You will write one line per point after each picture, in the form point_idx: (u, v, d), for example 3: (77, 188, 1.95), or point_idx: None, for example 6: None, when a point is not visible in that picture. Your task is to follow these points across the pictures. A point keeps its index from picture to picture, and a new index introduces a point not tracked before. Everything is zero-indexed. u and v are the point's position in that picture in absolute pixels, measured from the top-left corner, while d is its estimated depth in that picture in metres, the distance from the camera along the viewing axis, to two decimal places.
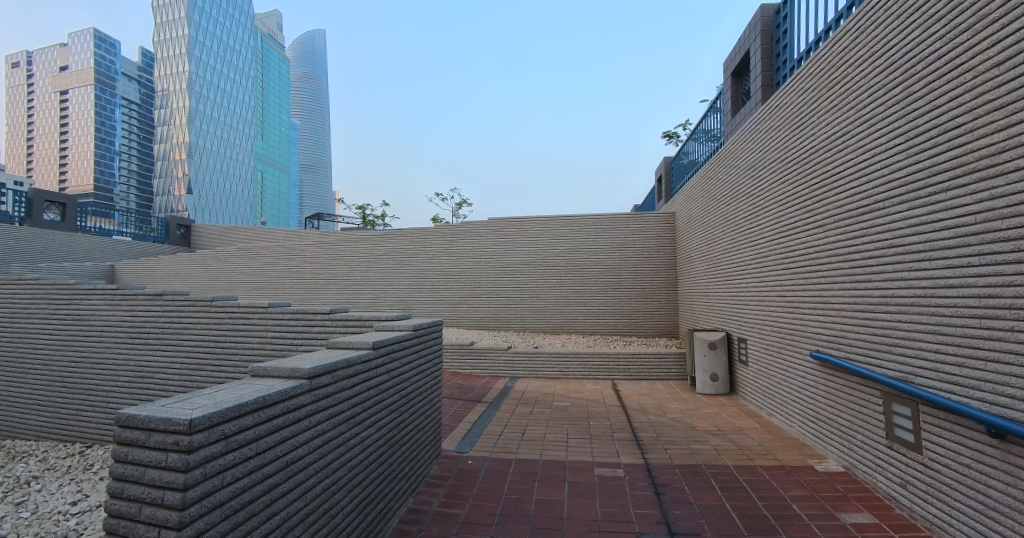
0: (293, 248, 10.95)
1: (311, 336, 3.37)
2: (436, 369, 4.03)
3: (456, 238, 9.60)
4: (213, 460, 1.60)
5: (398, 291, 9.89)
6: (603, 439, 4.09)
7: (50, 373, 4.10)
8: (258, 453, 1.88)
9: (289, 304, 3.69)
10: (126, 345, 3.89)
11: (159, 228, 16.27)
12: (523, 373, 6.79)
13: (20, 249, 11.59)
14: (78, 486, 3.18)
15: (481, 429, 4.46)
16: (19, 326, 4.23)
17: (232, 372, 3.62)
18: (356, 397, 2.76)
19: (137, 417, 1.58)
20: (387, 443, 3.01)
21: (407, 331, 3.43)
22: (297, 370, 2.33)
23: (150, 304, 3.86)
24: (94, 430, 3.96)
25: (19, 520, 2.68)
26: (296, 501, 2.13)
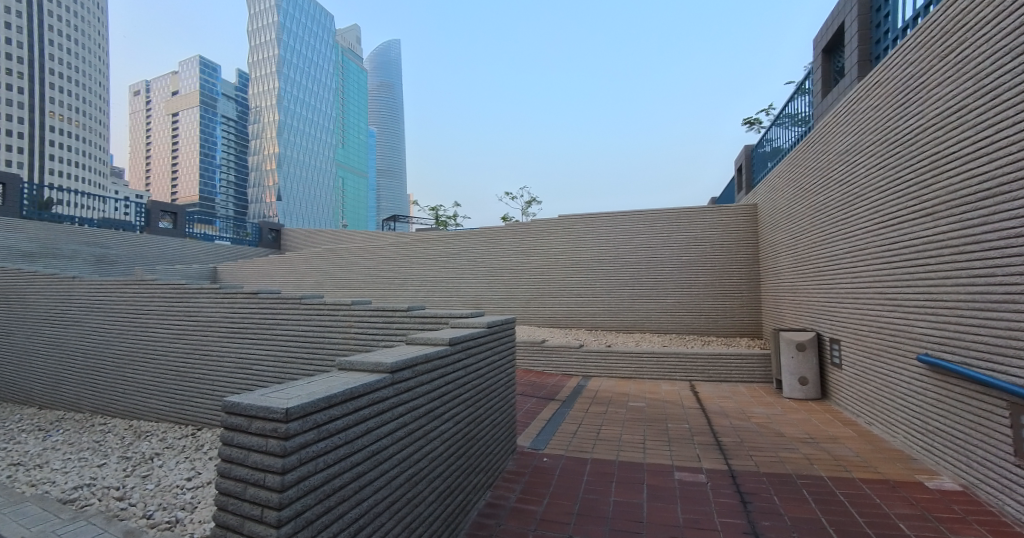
0: (372, 249, 11.55)
1: (391, 332, 3.52)
2: (510, 365, 4.05)
3: (525, 235, 9.73)
4: (307, 447, 1.73)
5: (470, 289, 10.18)
6: (682, 443, 3.91)
7: (167, 362, 4.57)
8: (347, 441, 2.00)
9: (369, 302, 3.88)
10: (228, 339, 4.27)
11: (253, 233, 17.91)
12: (596, 372, 6.68)
13: (141, 254, 13.06)
14: (191, 463, 3.49)
15: (555, 427, 4.43)
16: (140, 322, 4.77)
17: (320, 365, 3.86)
18: (434, 391, 2.85)
19: (242, 404, 1.75)
20: (466, 437, 3.06)
21: (481, 328, 3.49)
22: (381, 364, 2.44)
23: (248, 301, 4.21)
24: (201, 416, 4.38)
25: (147, 492, 2.99)
26: (382, 488, 2.24)
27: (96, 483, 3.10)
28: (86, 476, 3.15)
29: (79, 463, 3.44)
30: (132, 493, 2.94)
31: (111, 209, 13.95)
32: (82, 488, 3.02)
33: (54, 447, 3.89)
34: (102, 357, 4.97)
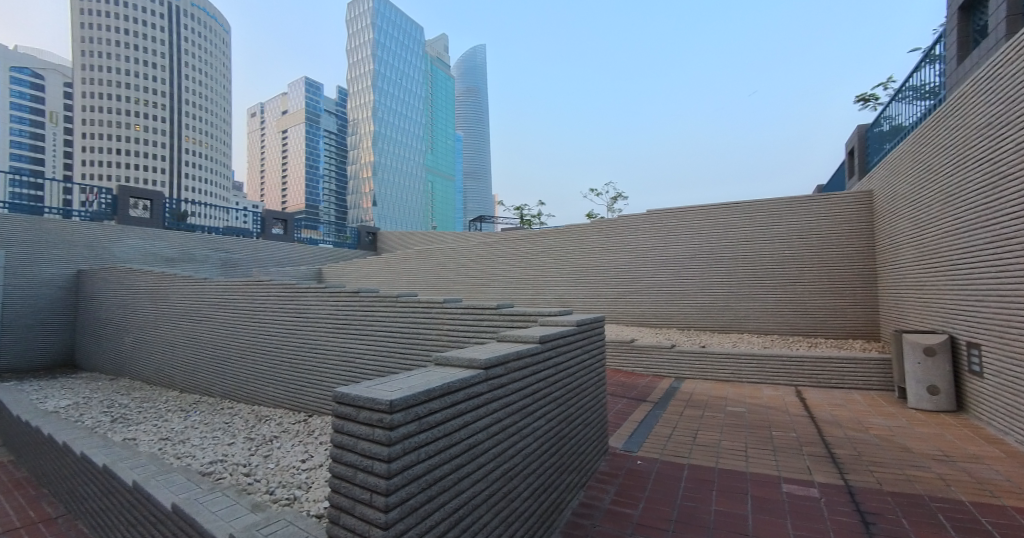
0: (462, 249, 12.17)
1: (481, 329, 3.63)
2: (600, 365, 3.99)
3: (614, 232, 9.81)
4: (410, 437, 1.95)
5: (559, 287, 10.48)
6: (790, 453, 3.61)
7: (280, 355, 5.07)
8: (445, 433, 2.18)
9: (460, 300, 4.03)
10: (330, 335, 4.65)
11: (353, 236, 19.52)
12: (690, 373, 6.47)
13: (259, 257, 14.39)
14: (304, 446, 3.80)
15: (648, 429, 4.31)
16: (258, 317, 5.33)
17: (415, 359, 4.05)
18: (527, 388, 2.90)
19: (353, 395, 2.03)
20: (558, 436, 3.08)
21: (571, 326, 3.49)
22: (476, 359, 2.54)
23: (350, 299, 4.56)
24: (308, 405, 4.78)
25: (268, 470, 3.29)
26: (480, 481, 2.36)
27: (227, 459, 3.47)
28: (219, 452, 3.53)
29: (214, 440, 3.87)
30: (257, 470, 3.26)
31: (234, 218, 15.72)
32: (216, 462, 3.40)
33: (194, 425, 4.40)
34: (229, 348, 5.62)
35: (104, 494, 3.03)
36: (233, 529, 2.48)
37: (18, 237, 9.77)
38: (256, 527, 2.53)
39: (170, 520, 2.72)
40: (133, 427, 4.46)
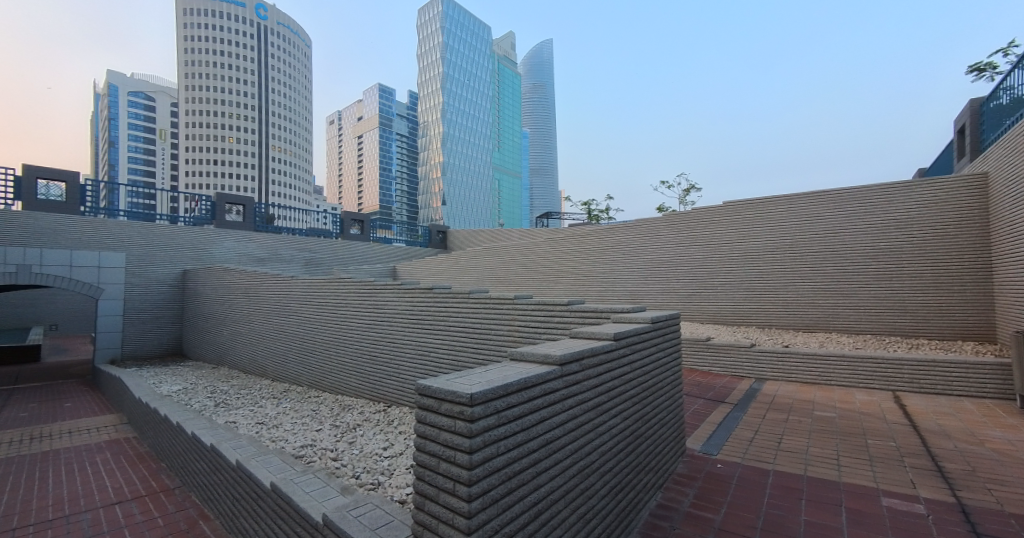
0: (531, 247, 12.48)
1: (552, 326, 3.69)
2: (675, 364, 3.95)
3: (687, 226, 9.59)
4: (489, 430, 2.06)
5: (628, 283, 10.43)
6: (888, 464, 3.36)
7: (358, 347, 5.41)
8: (523, 428, 2.27)
9: (530, 297, 4.09)
10: (404, 330, 4.90)
11: (424, 235, 20.16)
12: (772, 374, 6.24)
13: (340, 258, 15.34)
14: (384, 435, 4.01)
15: (727, 431, 4.21)
16: (340, 312, 5.73)
17: (489, 354, 4.14)
18: (602, 385, 2.93)
19: (434, 388, 2.17)
20: (633, 435, 3.08)
21: (645, 324, 3.49)
22: (552, 356, 2.59)
23: (424, 296, 4.78)
24: (382, 396, 5.05)
25: (354, 456, 3.51)
26: (558, 476, 2.42)
27: (316, 444, 3.74)
28: (308, 438, 3.81)
29: (304, 426, 4.18)
30: (344, 455, 3.50)
31: (315, 220, 16.76)
32: (306, 447, 3.67)
33: (285, 411, 4.77)
34: (314, 341, 6.07)
35: (212, 470, 3.36)
36: (327, 510, 2.67)
37: (136, 241, 11.10)
38: (346, 510, 2.71)
39: (269, 497, 2.96)
40: (236, 409, 4.96)
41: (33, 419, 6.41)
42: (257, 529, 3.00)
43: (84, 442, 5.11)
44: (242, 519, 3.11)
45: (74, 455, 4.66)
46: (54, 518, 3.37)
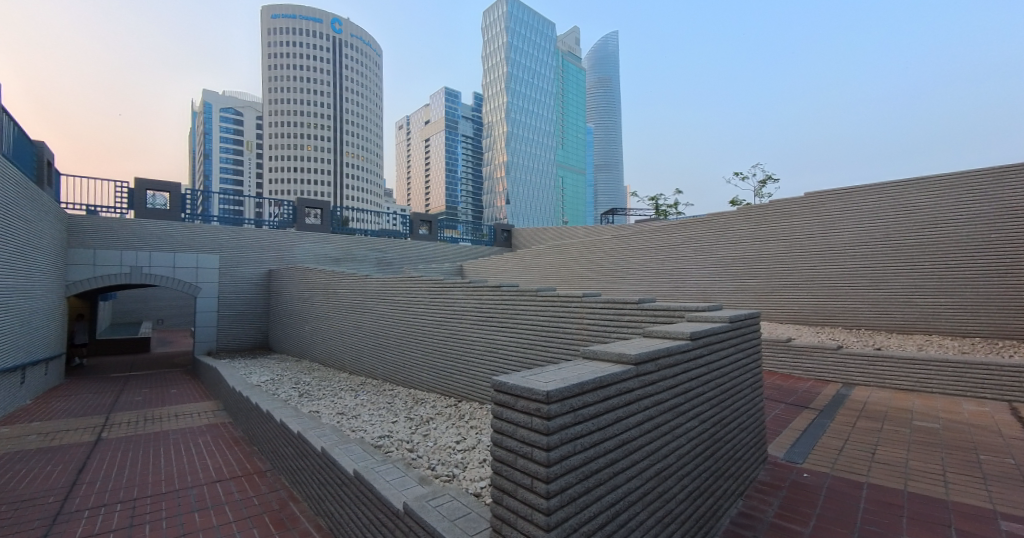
0: (596, 244, 12.27)
1: (623, 325, 3.73)
2: (756, 366, 3.98)
3: (765, 219, 9.16)
4: (566, 428, 2.13)
5: (698, 280, 10.03)
6: (1006, 484, 3.07)
7: (428, 343, 5.64)
8: (600, 427, 2.31)
9: (598, 295, 4.11)
10: (472, 327, 5.06)
11: (489, 233, 20.54)
12: (861, 379, 5.89)
13: (409, 257, 15.78)
14: (456, 429, 4.13)
15: (813, 440, 4.12)
16: (411, 310, 6.02)
17: (558, 352, 4.18)
18: (678, 387, 2.90)
19: (510, 385, 2.28)
20: (710, 439, 3.06)
21: (723, 323, 3.45)
22: (624, 355, 2.62)
23: (492, 293, 4.89)
24: (450, 390, 5.24)
25: (429, 448, 3.67)
26: (636, 477, 2.44)
27: (393, 435, 3.93)
28: (385, 429, 4.02)
29: (380, 417, 4.42)
30: (420, 446, 3.67)
31: (385, 222, 17.46)
32: (384, 437, 3.87)
33: (363, 403, 5.06)
34: (388, 336, 6.40)
35: (299, 455, 3.62)
36: (407, 499, 2.78)
37: (224, 243, 12.10)
38: (425, 500, 2.80)
39: (352, 484, 3.12)
40: (322, 399, 5.35)
41: (145, 402, 7.25)
42: (342, 512, 3.17)
43: (191, 425, 5.69)
44: (327, 502, 3.31)
45: (179, 437, 5.20)
46: (167, 491, 3.76)
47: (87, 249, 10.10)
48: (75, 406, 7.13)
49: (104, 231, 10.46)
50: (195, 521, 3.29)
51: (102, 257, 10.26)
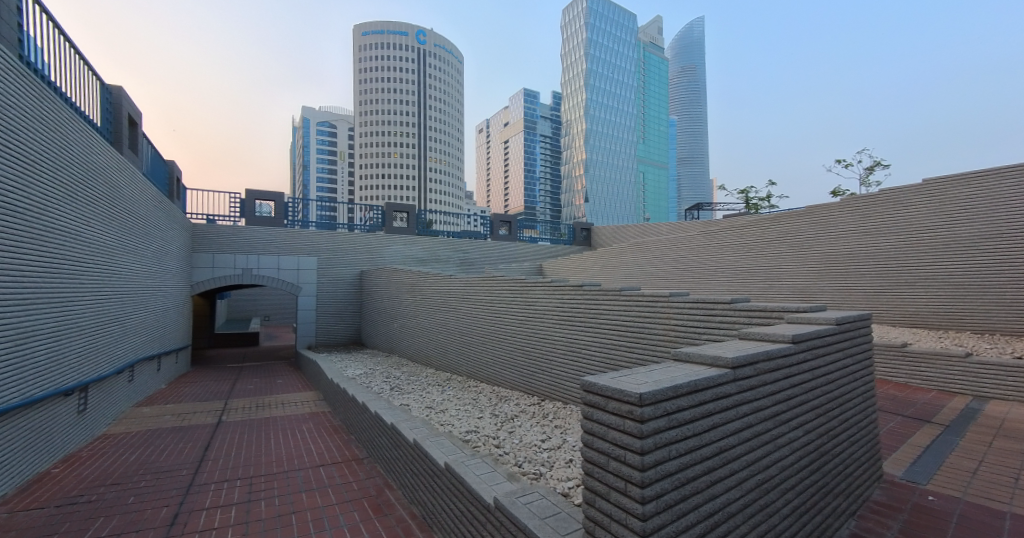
0: (679, 241, 11.49)
1: (715, 326, 3.63)
2: (868, 374, 3.70)
3: (870, 211, 7.92)
4: (660, 433, 2.11)
5: (793, 279, 8.94)
6: None
7: (512, 342, 5.74)
8: (695, 434, 2.27)
9: (686, 295, 4.06)
10: (554, 326, 5.12)
11: (568, 233, 19.68)
12: (999, 393, 5.19)
13: (489, 258, 16.01)
14: (540, 428, 4.16)
15: (939, 459, 3.77)
16: (493, 309, 6.19)
17: (644, 353, 4.11)
18: (780, 393, 2.76)
19: (599, 387, 2.31)
20: (815, 451, 2.89)
21: (831, 326, 3.23)
22: (720, 358, 2.53)
23: (574, 293, 4.92)
24: (532, 389, 5.32)
25: (515, 446, 3.74)
26: (735, 487, 2.38)
27: (480, 430, 4.06)
28: (471, 424, 4.15)
29: (467, 413, 4.57)
30: (507, 443, 3.75)
31: (467, 223, 17.48)
32: (471, 432, 3.99)
33: (450, 398, 5.28)
34: (471, 335, 6.63)
35: (393, 445, 3.84)
36: (498, 494, 2.82)
37: (314, 247, 13.05)
38: (514, 496, 2.83)
39: (444, 475, 3.24)
40: (415, 391, 5.70)
41: (258, 390, 8.09)
42: (434, 502, 3.29)
43: (297, 412, 6.26)
44: (419, 491, 3.47)
45: (287, 423, 5.72)
46: (278, 472, 4.15)
47: (208, 254, 11.66)
48: (202, 391, 8.17)
49: (221, 239, 11.91)
50: (302, 500, 3.60)
51: (219, 260, 11.76)
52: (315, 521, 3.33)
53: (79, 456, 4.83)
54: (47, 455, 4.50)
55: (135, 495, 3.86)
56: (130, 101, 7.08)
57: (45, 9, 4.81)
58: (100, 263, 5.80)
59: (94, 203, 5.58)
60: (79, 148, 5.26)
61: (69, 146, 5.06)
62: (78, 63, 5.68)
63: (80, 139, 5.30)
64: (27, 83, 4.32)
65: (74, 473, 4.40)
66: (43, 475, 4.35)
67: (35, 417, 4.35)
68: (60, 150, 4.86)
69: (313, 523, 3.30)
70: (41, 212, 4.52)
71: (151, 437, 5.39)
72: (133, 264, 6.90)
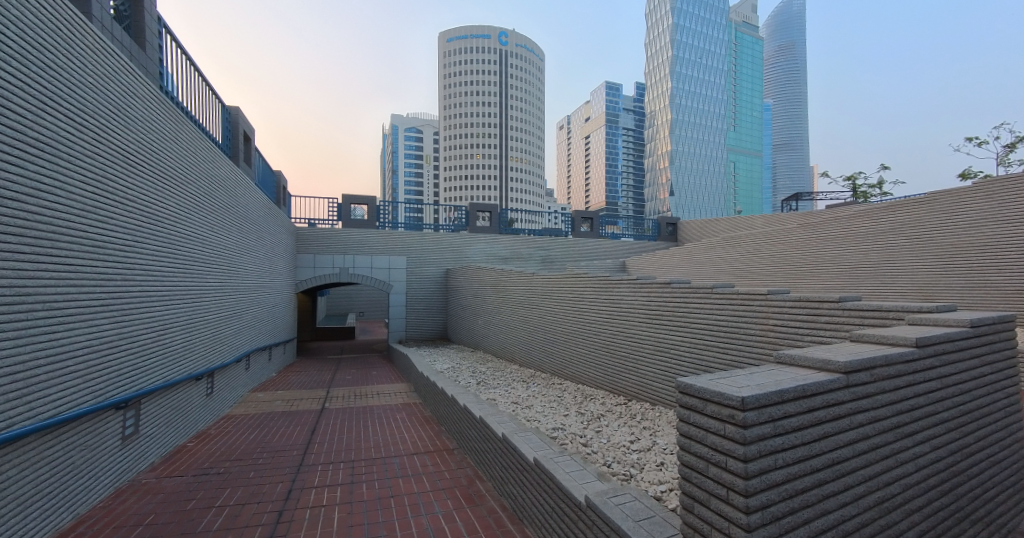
0: (778, 234, 10.67)
1: (821, 327, 3.35)
2: (1014, 385, 3.20)
3: (1012, 195, 6.74)
4: (765, 440, 2.02)
5: (909, 275, 7.88)
6: None
7: (598, 341, 5.70)
8: (804, 443, 2.14)
9: (785, 293, 3.78)
10: (640, 325, 5.02)
11: (653, 229, 19.03)
12: None
13: (571, 254, 15.95)
14: (629, 429, 4.07)
15: None
16: (577, 307, 6.20)
17: (739, 355, 3.89)
18: (901, 403, 2.52)
19: (696, 388, 2.24)
20: (941, 469, 2.62)
21: (968, 328, 2.83)
22: (829, 362, 2.33)
23: (662, 291, 4.80)
24: (617, 388, 5.25)
25: (603, 445, 3.70)
26: (848, 503, 2.25)
27: (567, 428, 4.07)
28: (557, 422, 4.16)
29: (552, 410, 4.60)
30: (594, 442, 3.72)
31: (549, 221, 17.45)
32: (558, 430, 4.01)
33: (535, 394, 5.35)
34: (555, 332, 6.69)
35: (483, 438, 3.95)
36: (590, 493, 2.74)
37: (400, 247, 13.83)
38: (606, 495, 2.74)
39: (534, 471, 3.24)
40: (501, 386, 5.88)
41: (355, 380, 8.77)
42: (524, 496, 3.33)
43: (391, 402, 6.68)
44: (509, 484, 3.53)
45: (382, 412, 6.12)
46: (376, 457, 4.44)
47: (310, 255, 12.84)
48: (308, 379, 9.05)
49: (322, 241, 13.07)
50: (399, 486, 3.82)
51: (319, 260, 12.90)
52: (412, 505, 3.53)
53: (208, 433, 5.55)
54: (185, 430, 5.23)
55: (255, 470, 4.32)
56: (246, 119, 8.00)
57: (179, 45, 5.56)
58: (223, 264, 6.62)
59: (217, 211, 6.38)
60: (205, 163, 6.03)
61: (197, 162, 5.81)
62: (205, 88, 6.51)
63: (206, 156, 6.07)
64: (166, 109, 5.03)
65: (205, 447, 5.08)
66: (183, 447, 5.07)
67: (174, 397, 5.08)
68: (190, 165, 5.61)
69: (410, 507, 3.50)
70: (176, 220, 5.25)
71: (265, 419, 6.05)
72: (249, 265, 7.78)
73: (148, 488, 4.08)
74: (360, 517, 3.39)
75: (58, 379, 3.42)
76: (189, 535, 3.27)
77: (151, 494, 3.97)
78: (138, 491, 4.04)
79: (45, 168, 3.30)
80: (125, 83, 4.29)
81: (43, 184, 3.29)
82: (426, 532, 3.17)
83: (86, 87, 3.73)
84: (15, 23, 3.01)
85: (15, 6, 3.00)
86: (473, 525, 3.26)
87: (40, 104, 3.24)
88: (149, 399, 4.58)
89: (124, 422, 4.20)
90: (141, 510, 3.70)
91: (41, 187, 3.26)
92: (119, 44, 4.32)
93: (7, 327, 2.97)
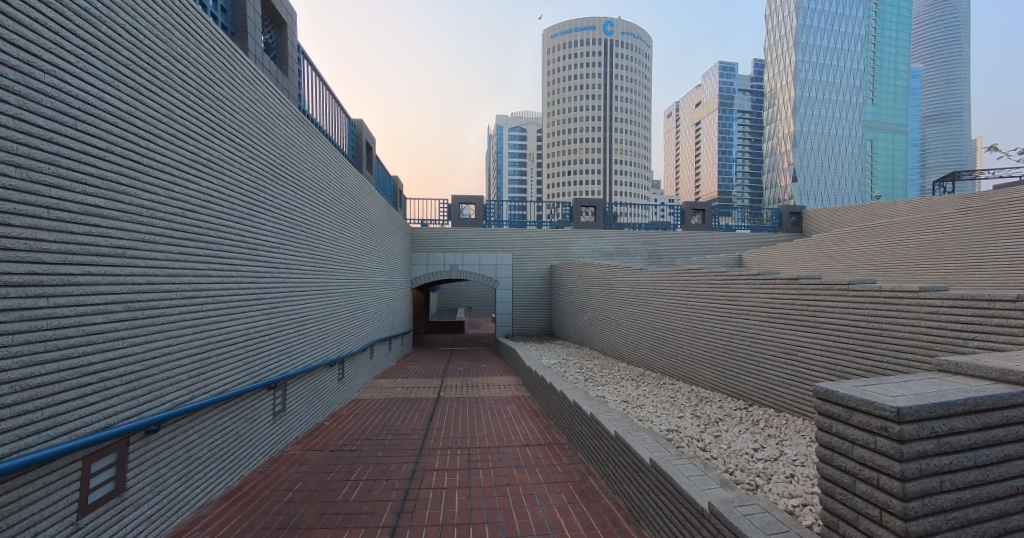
0: None
1: (992, 332, 2.88)
2: None
3: None
4: (927, 458, 1.80)
5: None
6: None
7: (713, 340, 5.47)
8: (977, 465, 1.89)
9: (945, 290, 3.28)
10: (762, 324, 4.74)
11: (772, 220, 17.46)
12: None
13: (680, 248, 15.26)
14: (751, 435, 3.88)
15: None
16: (693, 305, 5.99)
17: (883, 361, 3.48)
18: None
19: (840, 396, 2.06)
20: None
21: None
22: (1009, 373, 2.01)
23: (787, 287, 4.47)
24: (736, 391, 4.98)
25: (724, 451, 3.60)
26: None
27: (682, 430, 4.04)
28: (673, 423, 4.16)
29: (666, 411, 4.56)
30: (713, 447, 3.65)
31: (655, 214, 16.68)
32: (673, 432, 4.01)
33: (648, 393, 5.29)
34: (667, 330, 6.55)
35: (596, 436, 4.04)
36: (714, 499, 2.58)
37: (497, 243, 14.29)
38: (734, 503, 2.54)
39: (649, 471, 3.19)
40: (611, 383, 5.92)
41: (465, 372, 9.31)
42: (640, 497, 3.29)
43: (501, 394, 7.01)
44: (624, 483, 3.54)
45: (494, 403, 6.45)
46: (492, 446, 4.74)
47: (423, 253, 13.86)
48: (422, 369, 9.81)
49: (427, 239, 14.05)
50: (514, 476, 4.03)
51: (431, 258, 13.91)
52: (527, 496, 3.69)
53: (340, 414, 6.28)
54: (321, 411, 5.97)
55: (384, 449, 4.82)
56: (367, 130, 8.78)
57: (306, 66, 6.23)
58: (350, 263, 7.39)
59: (344, 216, 7.11)
60: (334, 174, 6.77)
61: (328, 172, 6.52)
62: (335, 107, 7.31)
63: (335, 167, 6.80)
64: (303, 127, 5.69)
65: (338, 427, 5.74)
66: (321, 425, 5.80)
67: (312, 381, 5.80)
68: (323, 175, 6.32)
69: (526, 497, 3.67)
70: (312, 225, 5.95)
71: (387, 404, 6.68)
72: (371, 264, 8.62)
73: (295, 458, 4.72)
74: (480, 501, 3.64)
75: (226, 361, 4.07)
76: (332, 502, 3.75)
77: (297, 463, 4.59)
78: (288, 461, 4.69)
79: (211, 182, 3.90)
80: (272, 107, 4.94)
81: (211, 197, 3.90)
82: (542, 522, 3.31)
83: (242, 113, 4.36)
84: (192, 64, 3.63)
85: (191, 50, 3.60)
86: (588, 522, 3.33)
87: (208, 129, 3.86)
88: (293, 381, 5.29)
89: (275, 400, 4.90)
90: (293, 476, 4.31)
91: (209, 200, 3.87)
92: (269, 73, 4.97)
93: (187, 317, 3.58)
